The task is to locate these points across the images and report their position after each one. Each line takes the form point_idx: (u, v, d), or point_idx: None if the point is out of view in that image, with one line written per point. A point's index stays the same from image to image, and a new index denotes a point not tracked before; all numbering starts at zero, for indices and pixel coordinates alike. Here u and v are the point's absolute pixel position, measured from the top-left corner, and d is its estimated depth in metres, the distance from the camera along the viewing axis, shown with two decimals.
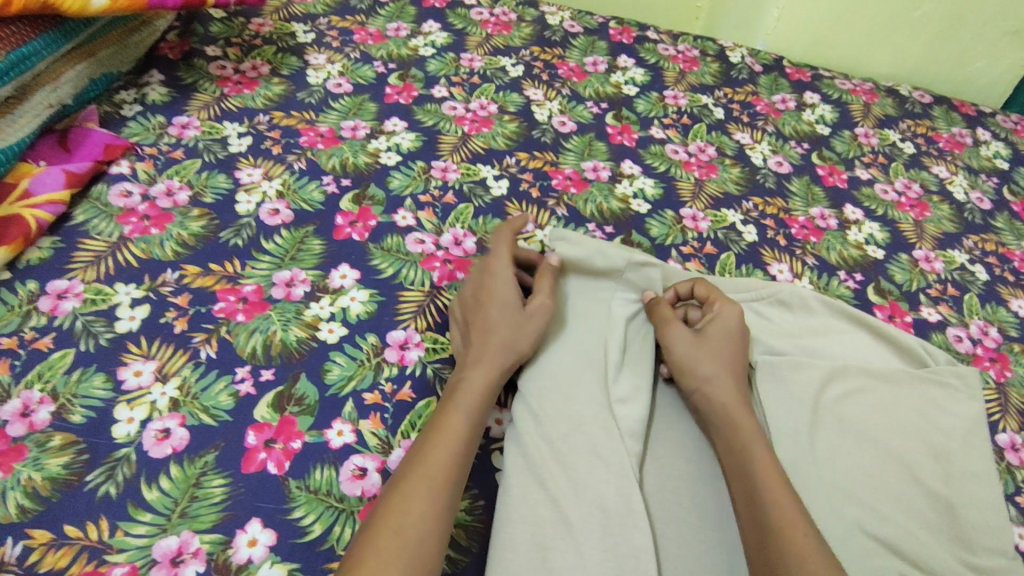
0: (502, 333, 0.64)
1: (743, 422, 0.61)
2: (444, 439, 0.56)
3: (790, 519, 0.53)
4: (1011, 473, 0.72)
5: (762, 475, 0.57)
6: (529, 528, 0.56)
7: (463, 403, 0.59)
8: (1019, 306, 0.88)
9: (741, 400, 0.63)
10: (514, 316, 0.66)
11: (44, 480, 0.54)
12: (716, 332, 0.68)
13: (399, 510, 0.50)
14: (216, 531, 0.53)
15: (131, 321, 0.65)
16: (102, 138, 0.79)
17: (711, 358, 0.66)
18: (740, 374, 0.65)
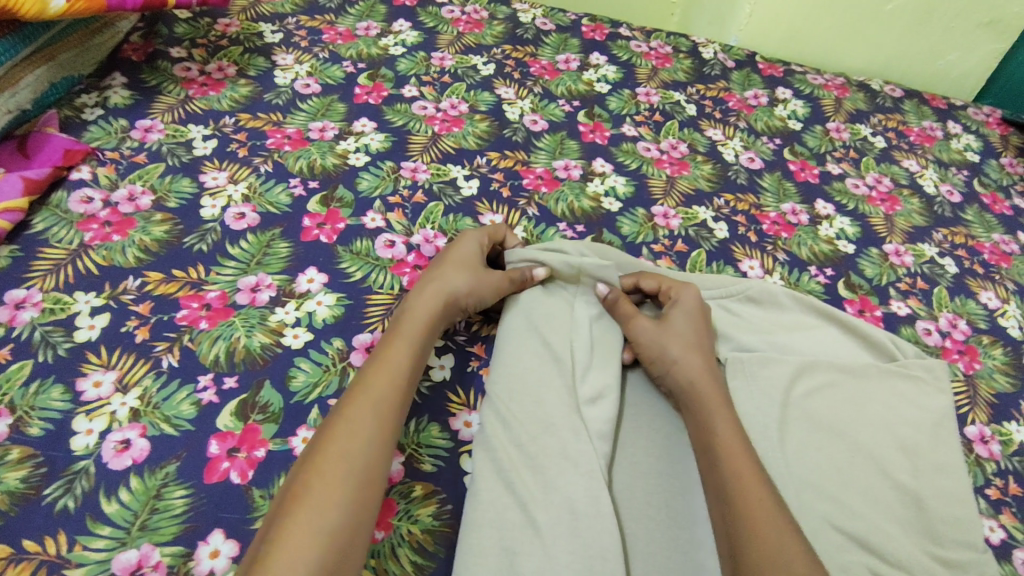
0: (452, 271, 0.69)
1: (712, 405, 0.62)
2: (379, 391, 0.56)
3: (750, 503, 0.53)
4: (980, 465, 0.72)
5: (726, 465, 0.56)
6: (497, 531, 0.56)
7: (404, 339, 0.61)
8: (988, 299, 0.89)
9: (711, 387, 0.64)
10: (466, 261, 0.70)
11: (2, 494, 0.53)
12: (679, 319, 0.69)
13: (329, 456, 0.50)
14: (177, 544, 0.52)
15: (91, 330, 0.64)
16: (62, 143, 0.78)
17: (675, 341, 0.66)
18: (703, 355, 0.66)
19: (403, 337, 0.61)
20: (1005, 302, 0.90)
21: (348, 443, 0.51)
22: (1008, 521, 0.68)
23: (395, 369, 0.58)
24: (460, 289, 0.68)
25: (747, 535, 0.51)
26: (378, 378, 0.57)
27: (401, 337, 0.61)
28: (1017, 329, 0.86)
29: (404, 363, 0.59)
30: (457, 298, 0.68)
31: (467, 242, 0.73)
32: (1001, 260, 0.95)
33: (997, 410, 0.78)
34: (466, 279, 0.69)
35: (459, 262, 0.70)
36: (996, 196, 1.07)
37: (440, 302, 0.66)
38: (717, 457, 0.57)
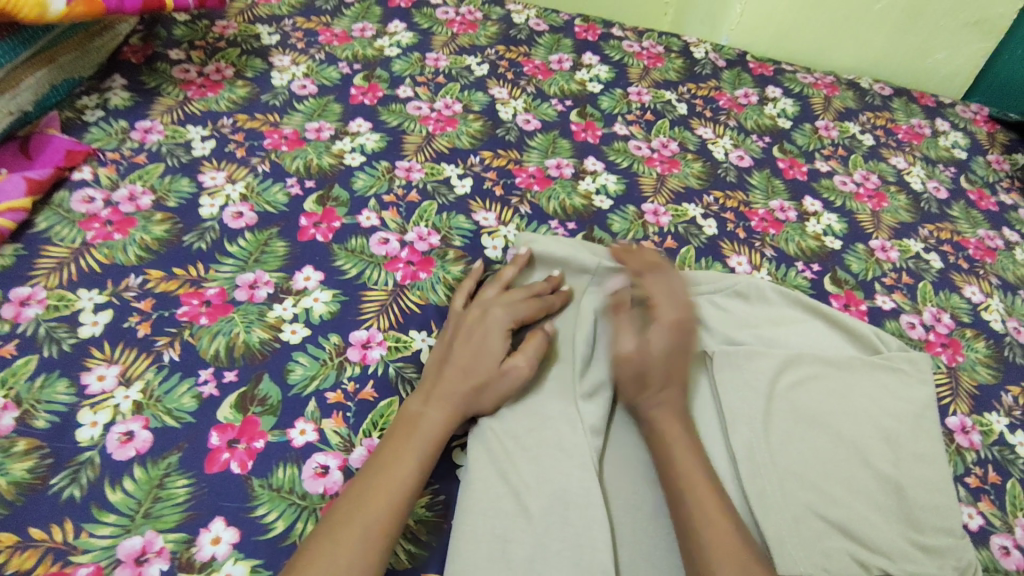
0: (477, 361, 0.64)
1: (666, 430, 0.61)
2: (396, 475, 0.55)
3: (710, 533, 0.54)
4: (961, 454, 0.74)
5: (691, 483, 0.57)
6: (492, 523, 0.57)
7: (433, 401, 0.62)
8: (971, 293, 0.91)
9: (671, 413, 0.62)
10: (492, 348, 0.65)
11: (8, 484, 0.55)
12: (657, 346, 0.65)
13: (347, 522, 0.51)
14: (180, 530, 0.54)
15: (94, 326, 0.66)
16: (63, 145, 0.79)
17: (636, 373, 0.64)
18: (653, 386, 0.63)
19: (420, 427, 0.60)
20: (989, 296, 0.91)
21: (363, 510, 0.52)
22: (986, 508, 0.70)
23: (410, 458, 0.57)
24: (479, 381, 0.63)
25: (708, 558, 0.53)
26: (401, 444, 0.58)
27: (424, 415, 0.60)
28: (999, 323, 0.88)
29: (414, 450, 0.58)
30: (487, 390, 0.63)
31: (495, 316, 0.68)
32: (986, 255, 0.97)
33: (978, 401, 0.79)
34: (489, 370, 0.64)
35: (482, 352, 0.65)
36: (982, 193, 1.09)
37: (455, 401, 0.62)
38: (682, 471, 0.58)
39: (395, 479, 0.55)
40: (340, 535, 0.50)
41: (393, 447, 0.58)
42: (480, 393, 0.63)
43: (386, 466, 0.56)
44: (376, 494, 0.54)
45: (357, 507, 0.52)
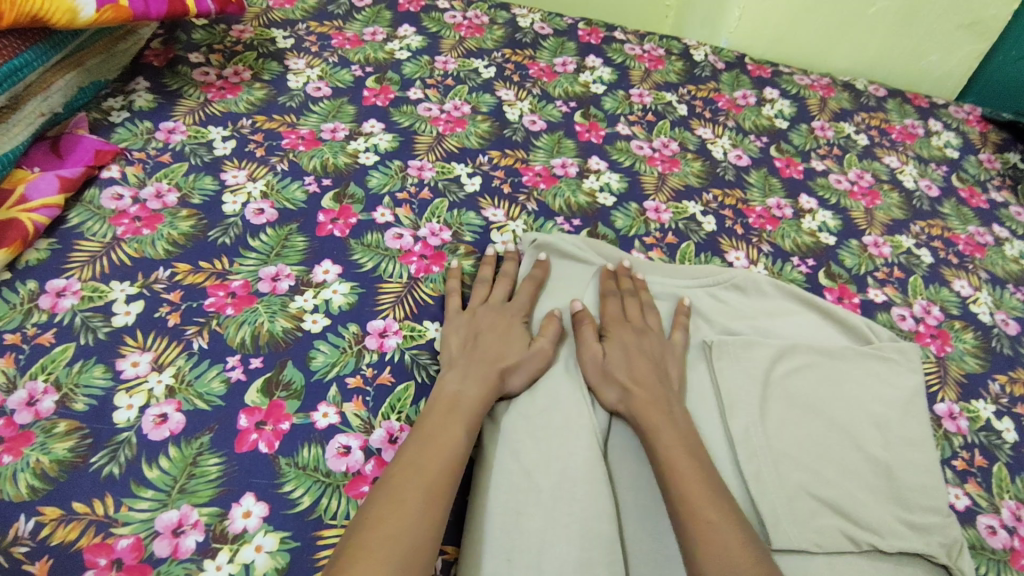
0: (507, 346, 0.70)
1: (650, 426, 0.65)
2: (443, 445, 0.59)
3: (699, 511, 0.57)
4: (948, 438, 0.77)
5: (677, 462, 0.61)
6: (508, 499, 0.61)
7: (467, 374, 0.67)
8: (961, 287, 0.95)
9: (649, 404, 0.66)
10: (517, 334, 0.72)
11: (51, 462, 0.59)
12: (614, 352, 0.71)
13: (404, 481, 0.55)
14: (213, 504, 0.58)
15: (127, 315, 0.69)
16: (93, 144, 0.83)
17: (601, 377, 0.70)
18: (627, 387, 0.68)
19: (463, 406, 0.64)
20: (978, 289, 0.95)
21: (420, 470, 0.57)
22: (972, 489, 0.73)
23: (455, 430, 0.61)
24: (512, 359, 0.69)
25: (692, 534, 0.56)
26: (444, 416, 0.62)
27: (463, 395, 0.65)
28: (987, 315, 0.92)
29: (462, 429, 0.62)
30: (513, 373, 0.69)
31: (511, 311, 0.74)
32: (975, 251, 1.01)
33: (966, 388, 0.83)
34: (519, 351, 0.70)
35: (507, 337, 0.71)
36: (973, 190, 1.13)
37: (492, 378, 0.67)
38: (668, 448, 0.62)
39: (446, 447, 0.59)
40: (404, 502, 0.54)
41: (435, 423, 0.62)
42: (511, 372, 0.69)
43: (439, 442, 0.59)
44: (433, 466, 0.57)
45: (413, 473, 0.56)
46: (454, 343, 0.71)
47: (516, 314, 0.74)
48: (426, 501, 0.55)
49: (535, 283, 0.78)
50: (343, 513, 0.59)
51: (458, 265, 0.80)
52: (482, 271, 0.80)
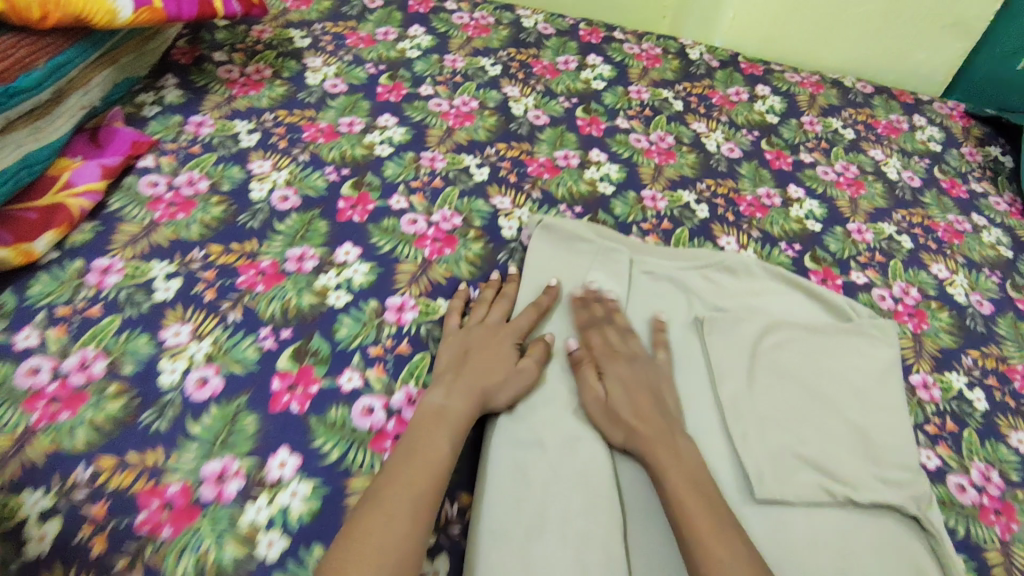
0: (496, 363, 0.72)
1: (652, 450, 0.66)
2: (429, 455, 0.62)
3: (699, 526, 0.59)
4: (921, 406, 0.84)
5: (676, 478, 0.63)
6: (518, 466, 0.66)
7: (458, 389, 0.69)
8: (938, 270, 1.01)
9: (650, 438, 0.67)
10: (507, 353, 0.74)
11: (105, 418, 0.65)
12: (613, 389, 0.72)
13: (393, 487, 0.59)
14: (252, 456, 0.64)
15: (167, 291, 0.76)
16: (129, 136, 0.89)
17: (605, 416, 0.70)
18: (628, 422, 0.68)
19: (448, 419, 0.66)
20: (954, 272, 1.01)
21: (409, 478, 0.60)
22: (943, 451, 0.80)
23: (441, 441, 0.64)
24: (497, 377, 0.71)
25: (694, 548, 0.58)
26: (433, 427, 0.65)
27: (450, 409, 0.67)
28: (962, 296, 0.98)
29: (447, 441, 0.64)
30: (501, 390, 0.70)
31: (506, 331, 0.76)
32: (954, 237, 1.08)
33: (940, 362, 0.89)
34: (506, 369, 0.72)
35: (498, 356, 0.73)
36: (954, 181, 1.19)
37: (475, 395, 0.69)
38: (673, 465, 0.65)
39: (432, 456, 0.62)
40: (391, 512, 0.57)
41: (422, 434, 0.64)
42: (497, 389, 0.70)
43: (426, 453, 0.62)
44: (420, 477, 0.60)
45: (401, 479, 0.60)
46: (446, 360, 0.73)
47: (507, 339, 0.75)
48: (413, 513, 0.57)
49: (539, 311, 0.80)
50: (368, 464, 0.66)
51: (467, 287, 0.83)
52: (484, 290, 0.82)
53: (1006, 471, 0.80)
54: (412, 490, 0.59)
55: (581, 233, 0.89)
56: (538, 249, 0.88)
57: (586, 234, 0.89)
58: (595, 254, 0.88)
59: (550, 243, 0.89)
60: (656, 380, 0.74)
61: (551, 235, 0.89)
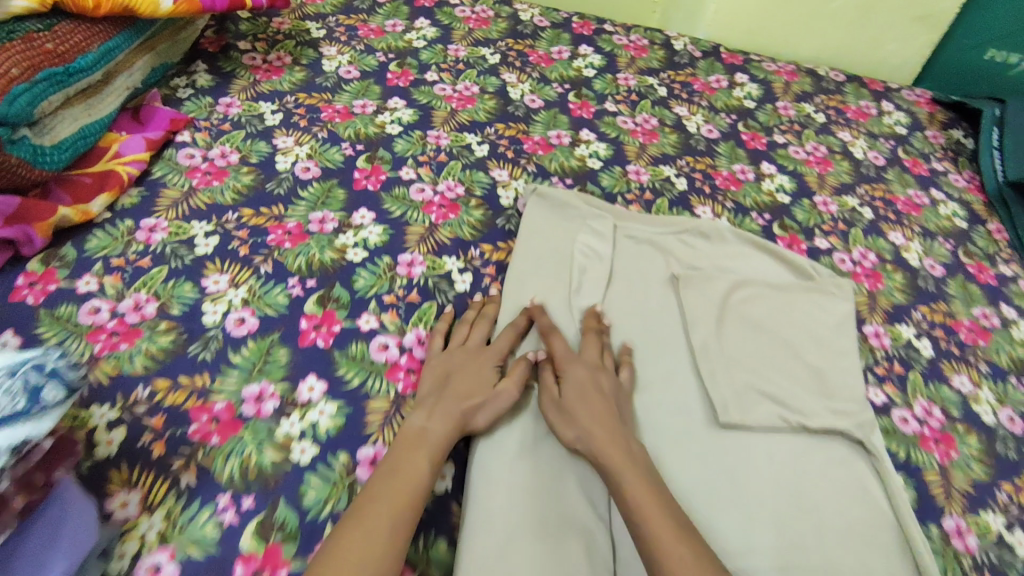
0: (476, 385, 0.75)
1: (606, 456, 0.68)
2: (410, 472, 0.65)
3: (650, 526, 0.61)
4: (873, 352, 0.94)
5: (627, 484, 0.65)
6: (498, 465, 0.72)
7: (440, 409, 0.72)
8: (895, 238, 1.12)
9: (603, 439, 0.70)
10: (487, 374, 0.76)
11: (158, 349, 0.75)
12: (568, 390, 0.75)
13: (378, 501, 0.61)
14: (285, 382, 0.75)
15: (207, 247, 0.86)
16: (167, 114, 0.99)
17: (561, 416, 0.73)
18: (583, 429, 0.71)
19: (430, 439, 0.69)
20: (910, 240, 1.12)
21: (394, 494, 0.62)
22: (889, 390, 0.90)
23: (423, 459, 0.66)
24: (477, 399, 0.73)
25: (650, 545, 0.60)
26: (415, 446, 0.68)
27: (431, 429, 0.69)
28: (916, 260, 1.09)
29: (428, 460, 0.66)
30: (482, 410, 0.73)
31: (485, 355, 0.79)
32: (912, 210, 1.18)
33: (892, 316, 1.00)
34: (486, 391, 0.74)
35: (477, 379, 0.76)
36: (917, 161, 1.30)
37: (456, 415, 0.71)
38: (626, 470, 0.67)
39: (415, 473, 0.65)
40: (374, 527, 0.59)
41: (404, 454, 0.67)
42: (478, 409, 0.73)
43: (407, 475, 0.64)
44: (403, 492, 0.62)
45: (385, 496, 0.62)
46: (426, 385, 0.75)
47: (488, 360, 0.78)
48: (395, 526, 0.60)
49: (517, 330, 0.83)
50: (385, 390, 0.77)
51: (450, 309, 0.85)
52: (466, 313, 0.85)
53: (947, 407, 0.90)
54: (396, 505, 0.61)
55: (569, 199, 1.00)
56: (532, 214, 0.99)
57: (573, 202, 1.00)
58: (583, 219, 0.99)
59: (542, 208, 1.00)
60: (616, 395, 0.77)
61: (542, 202, 1.00)
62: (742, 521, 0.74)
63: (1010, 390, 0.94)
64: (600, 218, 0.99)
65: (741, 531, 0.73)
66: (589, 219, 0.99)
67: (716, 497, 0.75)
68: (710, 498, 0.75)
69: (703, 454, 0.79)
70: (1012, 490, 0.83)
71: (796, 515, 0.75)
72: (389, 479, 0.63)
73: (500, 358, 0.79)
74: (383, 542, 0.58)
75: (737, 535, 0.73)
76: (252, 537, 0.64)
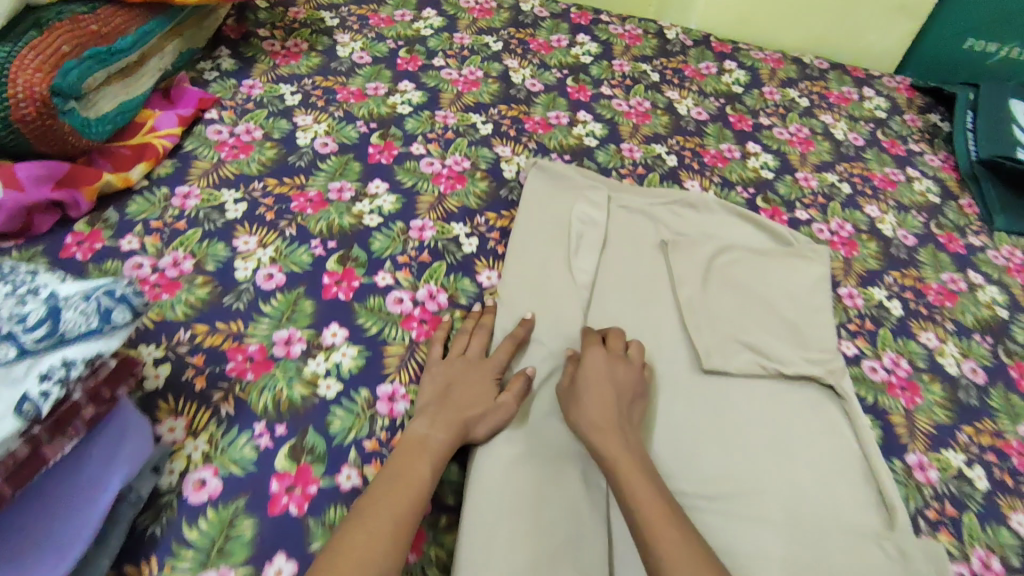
0: (476, 397, 0.76)
1: (610, 448, 0.71)
2: (411, 480, 0.66)
3: (647, 519, 0.63)
4: (846, 310, 1.03)
5: (629, 482, 0.67)
6: (501, 464, 0.74)
7: (441, 418, 0.73)
8: (871, 211, 1.20)
9: (610, 434, 0.72)
10: (487, 386, 0.78)
11: (196, 299, 0.84)
12: (582, 382, 0.78)
13: (379, 506, 0.62)
14: (311, 328, 0.83)
15: (236, 211, 0.95)
16: (196, 94, 1.08)
17: (575, 405, 0.76)
18: (593, 423, 0.74)
19: (431, 447, 0.70)
20: (885, 213, 1.20)
21: (393, 499, 0.63)
22: (860, 343, 0.99)
23: (424, 467, 0.68)
24: (477, 411, 0.75)
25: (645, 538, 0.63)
26: (415, 455, 0.69)
27: (431, 440, 0.71)
28: (890, 231, 1.17)
29: (429, 468, 0.68)
30: (480, 423, 0.74)
31: (486, 366, 0.80)
32: (888, 185, 1.27)
33: (866, 279, 1.08)
34: (486, 403, 0.76)
35: (477, 389, 0.77)
36: (894, 142, 1.38)
37: (457, 426, 0.73)
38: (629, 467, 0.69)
39: (416, 481, 0.66)
40: (376, 533, 0.60)
41: (404, 462, 0.68)
42: (477, 421, 0.74)
43: (408, 479, 0.66)
44: (404, 498, 0.64)
45: (386, 501, 0.63)
46: (426, 396, 0.76)
47: (488, 371, 0.79)
48: (395, 533, 0.60)
49: (516, 343, 0.84)
50: (401, 337, 0.85)
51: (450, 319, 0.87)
52: (465, 324, 0.86)
53: (914, 359, 0.98)
54: (396, 510, 0.62)
55: (565, 171, 1.09)
56: (533, 183, 1.07)
57: (569, 173, 1.09)
58: (580, 190, 1.07)
59: (541, 178, 1.08)
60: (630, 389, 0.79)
61: (541, 173, 1.08)
62: (724, 459, 0.82)
63: (973, 346, 1.02)
64: (595, 188, 1.07)
65: (723, 468, 0.81)
66: (586, 190, 1.07)
67: (701, 439, 0.83)
68: (696, 436, 0.84)
69: (688, 395, 0.87)
70: (971, 431, 0.92)
71: (775, 455, 0.83)
72: (390, 486, 0.65)
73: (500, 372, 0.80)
74: (384, 546, 0.59)
75: (718, 468, 0.81)
76: (285, 457, 0.72)
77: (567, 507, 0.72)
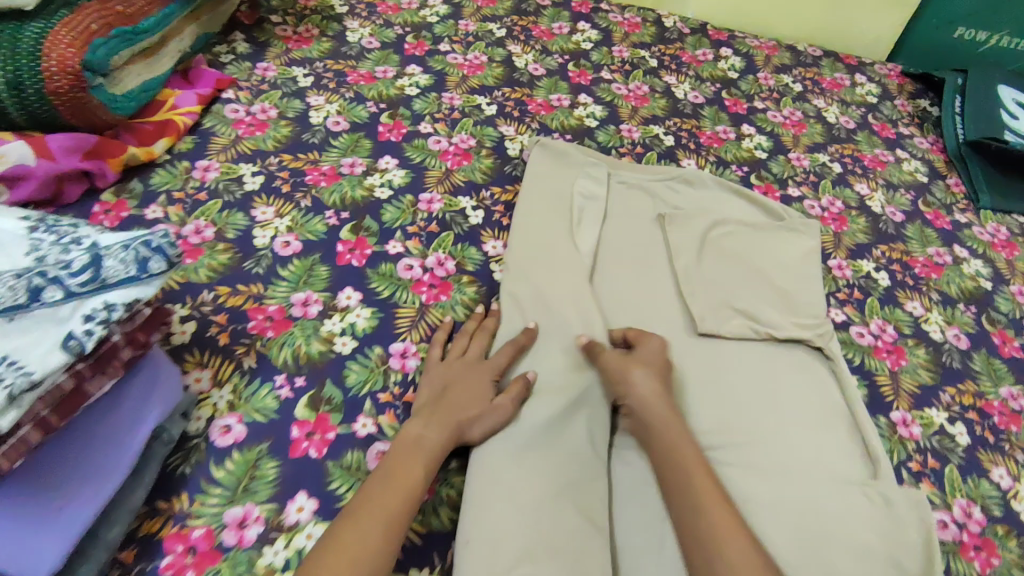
0: (473, 399, 0.77)
1: (668, 420, 0.76)
2: (405, 479, 0.67)
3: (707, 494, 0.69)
4: (835, 280, 1.07)
5: (686, 452, 0.73)
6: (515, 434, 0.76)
7: (437, 418, 0.74)
8: (860, 189, 1.25)
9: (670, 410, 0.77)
10: (484, 389, 0.78)
11: (218, 264, 0.89)
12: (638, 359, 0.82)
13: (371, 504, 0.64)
14: (327, 291, 0.88)
15: (254, 184, 0.99)
16: (213, 75, 1.13)
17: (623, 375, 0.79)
18: (648, 395, 0.77)
19: (425, 447, 0.71)
20: (874, 191, 1.25)
21: (386, 497, 0.65)
22: (849, 310, 1.04)
23: (417, 466, 0.69)
24: (472, 412, 0.75)
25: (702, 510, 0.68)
26: (410, 454, 0.70)
27: (426, 441, 0.71)
28: (879, 208, 1.22)
29: (422, 468, 0.69)
30: (475, 424, 0.75)
31: (484, 367, 0.80)
32: (878, 165, 1.31)
33: (855, 252, 1.13)
34: (481, 406, 0.76)
35: (475, 390, 0.78)
36: (885, 125, 1.43)
37: (451, 427, 0.73)
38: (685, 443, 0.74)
39: (409, 482, 0.67)
40: (366, 534, 0.61)
41: (398, 462, 0.69)
42: (472, 422, 0.75)
43: (402, 478, 0.67)
44: (395, 498, 0.65)
45: (377, 500, 0.64)
46: (424, 397, 0.77)
47: (485, 372, 0.80)
48: (385, 534, 0.62)
49: (517, 348, 0.84)
50: (411, 300, 0.90)
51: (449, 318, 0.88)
52: (468, 324, 0.88)
53: (900, 325, 1.03)
54: (387, 509, 0.64)
55: (566, 148, 1.13)
56: (535, 159, 1.11)
57: (570, 150, 1.13)
58: (580, 167, 1.12)
59: (544, 154, 1.12)
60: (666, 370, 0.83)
61: (543, 150, 1.12)
62: (722, 418, 0.86)
63: (957, 314, 1.07)
64: (595, 165, 1.12)
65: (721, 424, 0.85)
66: (586, 168, 1.12)
67: (704, 399, 0.88)
68: (695, 395, 0.88)
69: (687, 356, 0.92)
70: (954, 391, 0.96)
71: (772, 413, 0.87)
72: (384, 484, 0.66)
73: (499, 373, 0.81)
74: (374, 547, 0.61)
75: (717, 424, 0.85)
76: (304, 407, 0.77)
77: (571, 454, 0.76)
